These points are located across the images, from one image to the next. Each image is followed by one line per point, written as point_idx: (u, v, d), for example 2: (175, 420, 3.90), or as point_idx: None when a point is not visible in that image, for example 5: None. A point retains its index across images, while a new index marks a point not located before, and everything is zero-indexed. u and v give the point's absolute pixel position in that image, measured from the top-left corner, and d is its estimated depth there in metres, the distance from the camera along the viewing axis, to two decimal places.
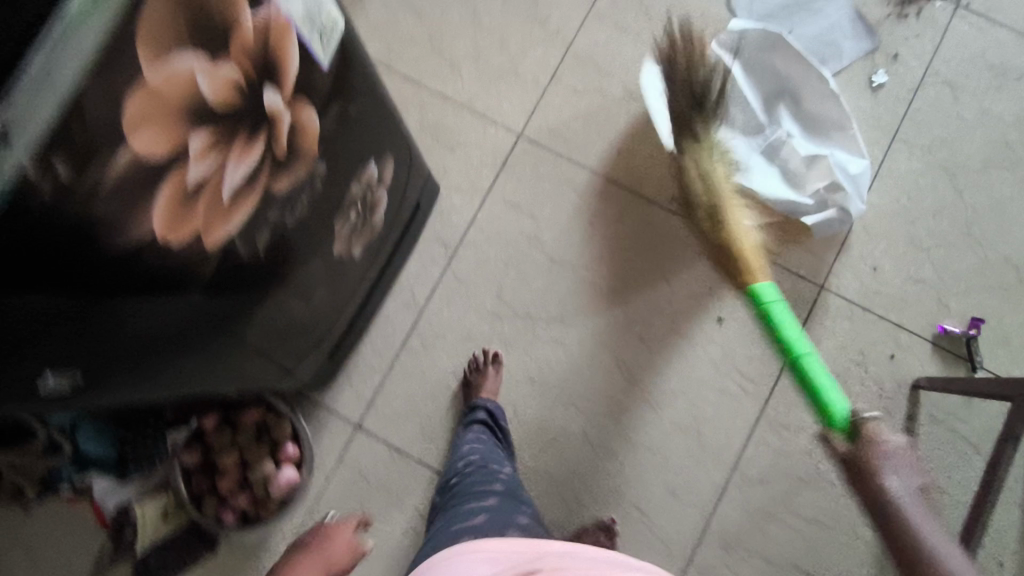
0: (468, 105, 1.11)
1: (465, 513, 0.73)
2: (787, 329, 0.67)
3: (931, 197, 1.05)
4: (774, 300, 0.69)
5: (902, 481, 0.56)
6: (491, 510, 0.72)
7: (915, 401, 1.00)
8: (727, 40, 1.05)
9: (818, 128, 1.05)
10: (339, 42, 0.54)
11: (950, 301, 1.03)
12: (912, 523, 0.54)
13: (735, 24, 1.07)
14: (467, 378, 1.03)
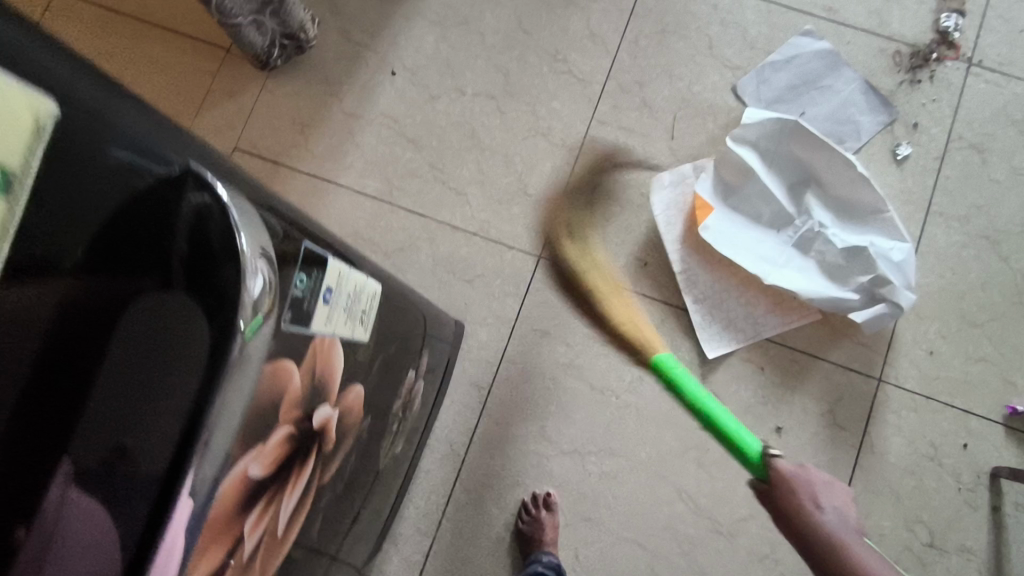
0: (479, 233, 1.05)
1: None
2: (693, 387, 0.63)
3: (976, 269, 1.01)
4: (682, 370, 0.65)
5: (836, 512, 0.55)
6: None
7: (996, 491, 0.95)
8: (741, 134, 1.01)
9: (851, 214, 0.99)
10: (375, 304, 0.49)
11: (1015, 377, 0.98)
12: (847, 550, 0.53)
13: (749, 113, 1.02)
14: (529, 518, 0.96)
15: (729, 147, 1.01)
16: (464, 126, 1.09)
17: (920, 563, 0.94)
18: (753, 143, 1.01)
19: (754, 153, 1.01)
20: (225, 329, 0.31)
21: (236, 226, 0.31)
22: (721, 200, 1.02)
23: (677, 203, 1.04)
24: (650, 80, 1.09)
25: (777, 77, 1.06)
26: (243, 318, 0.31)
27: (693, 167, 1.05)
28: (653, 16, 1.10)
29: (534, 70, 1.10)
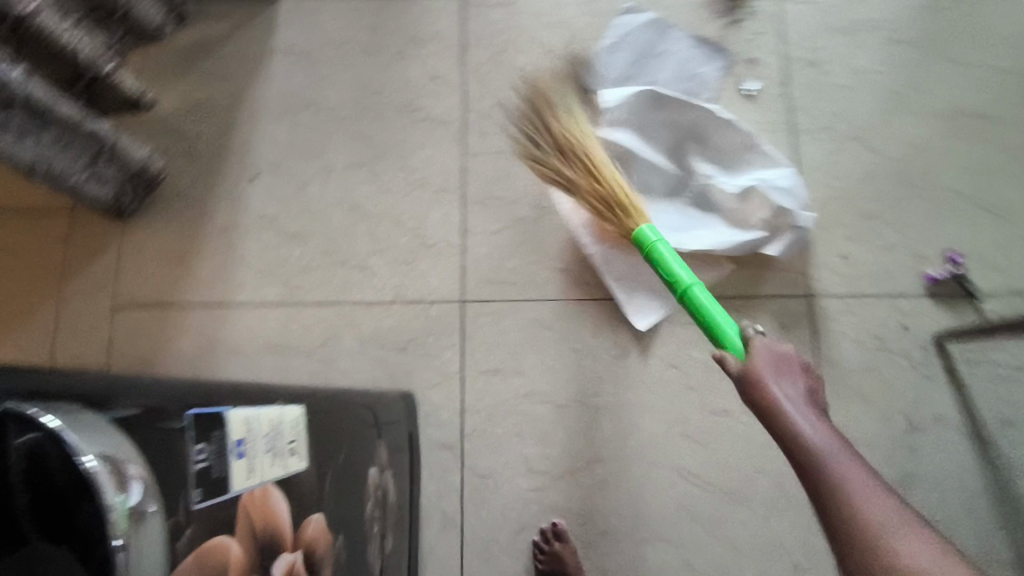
0: (397, 299, 1.03)
1: None
2: (677, 270, 0.77)
3: (851, 168, 1.07)
4: (658, 240, 0.81)
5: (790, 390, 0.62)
6: None
7: (947, 356, 1.01)
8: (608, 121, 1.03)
9: (730, 155, 1.04)
10: (304, 422, 0.48)
11: (922, 250, 1.04)
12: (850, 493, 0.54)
13: (608, 96, 1.03)
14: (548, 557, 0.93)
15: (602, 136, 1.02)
16: (345, 203, 1.07)
17: (907, 447, 0.98)
18: (622, 124, 1.03)
19: (626, 133, 1.03)
20: (99, 564, 0.27)
21: (73, 447, 0.28)
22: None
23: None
24: (504, 100, 1.10)
25: (617, 58, 1.10)
26: (116, 537, 0.28)
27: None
28: (485, 40, 1.13)
29: (393, 127, 1.10)
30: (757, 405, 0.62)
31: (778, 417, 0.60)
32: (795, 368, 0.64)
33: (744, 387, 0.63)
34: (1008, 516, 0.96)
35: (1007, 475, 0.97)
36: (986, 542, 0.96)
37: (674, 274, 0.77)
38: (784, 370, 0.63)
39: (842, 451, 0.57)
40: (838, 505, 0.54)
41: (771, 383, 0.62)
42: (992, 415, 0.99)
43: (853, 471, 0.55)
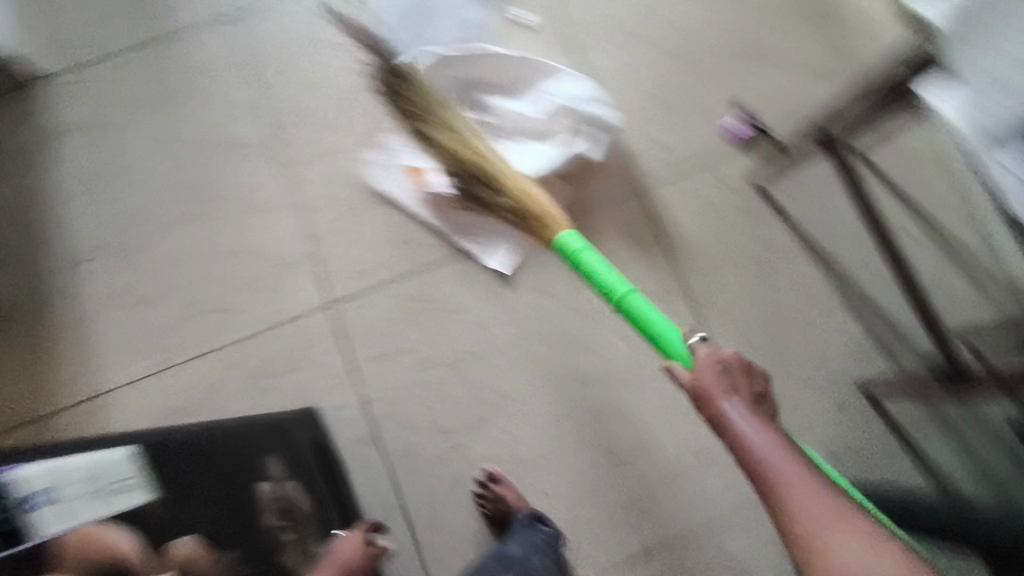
0: (266, 326, 1.04)
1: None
2: (605, 278, 0.80)
3: (636, 60, 1.14)
4: (582, 248, 0.83)
5: (740, 411, 0.61)
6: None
7: (770, 197, 1.09)
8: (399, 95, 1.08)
9: (524, 83, 1.09)
10: (124, 461, 0.63)
11: (722, 110, 1.12)
12: (790, 492, 0.53)
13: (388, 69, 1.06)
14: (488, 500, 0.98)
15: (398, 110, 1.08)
16: (183, 254, 1.07)
17: (764, 287, 1.07)
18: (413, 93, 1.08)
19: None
20: None
21: None
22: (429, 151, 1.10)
23: (399, 175, 1.09)
24: (304, 104, 1.12)
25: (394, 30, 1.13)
26: None
27: (388, 142, 1.11)
28: (266, 54, 1.14)
29: (206, 165, 1.10)
30: (709, 416, 0.63)
31: (731, 434, 0.60)
32: (738, 374, 0.64)
33: (698, 402, 0.64)
34: (866, 316, 1.05)
35: (855, 279, 1.06)
36: (855, 342, 1.05)
37: (606, 283, 0.80)
38: (732, 383, 0.63)
39: (798, 470, 0.55)
40: (783, 509, 0.53)
41: (724, 400, 0.62)
42: (825, 233, 1.08)
43: (781, 469, 0.55)
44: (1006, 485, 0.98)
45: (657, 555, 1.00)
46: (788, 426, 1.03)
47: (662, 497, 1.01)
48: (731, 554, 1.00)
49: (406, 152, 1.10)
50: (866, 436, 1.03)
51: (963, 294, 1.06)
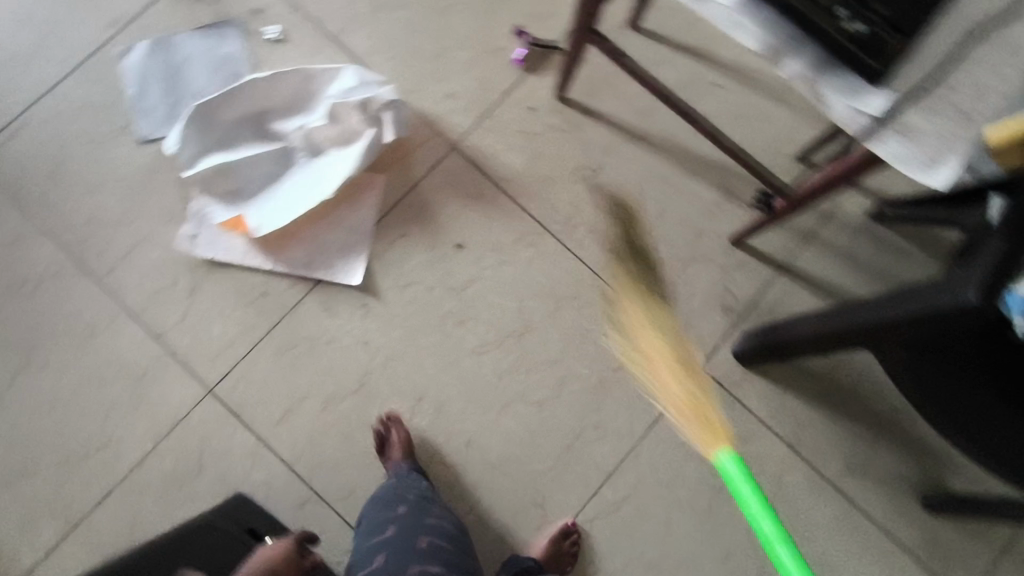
0: (158, 439, 0.99)
1: (367, 549, 0.82)
2: None
3: (398, 30, 1.12)
4: None
5: None
6: (387, 547, 0.80)
7: (574, 103, 1.10)
8: (188, 161, 1.04)
9: (302, 96, 1.08)
10: None
11: (496, 42, 1.12)
12: None
13: (167, 143, 1.04)
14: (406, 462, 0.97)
15: (193, 174, 1.04)
16: (40, 409, 0.99)
17: (605, 185, 1.09)
18: (201, 152, 1.05)
19: (211, 154, 1.05)
20: None
21: None
22: (241, 198, 1.06)
23: (221, 233, 1.05)
24: (92, 209, 1.05)
25: (153, 98, 1.09)
26: None
27: (195, 206, 1.05)
28: (28, 176, 1.05)
29: (19, 314, 1.02)
30: None
31: None
32: None
33: None
34: (703, 172, 1.09)
35: (679, 143, 1.10)
36: (704, 198, 1.09)
37: None
38: None
39: None
40: None
41: None
42: (636, 113, 1.11)
43: None
44: (878, 263, 1.06)
45: (619, 469, 1.01)
46: (682, 300, 1.06)
47: (601, 415, 1.03)
48: (683, 436, 1.03)
49: (217, 209, 1.05)
50: (752, 275, 1.06)
51: (776, 112, 1.11)
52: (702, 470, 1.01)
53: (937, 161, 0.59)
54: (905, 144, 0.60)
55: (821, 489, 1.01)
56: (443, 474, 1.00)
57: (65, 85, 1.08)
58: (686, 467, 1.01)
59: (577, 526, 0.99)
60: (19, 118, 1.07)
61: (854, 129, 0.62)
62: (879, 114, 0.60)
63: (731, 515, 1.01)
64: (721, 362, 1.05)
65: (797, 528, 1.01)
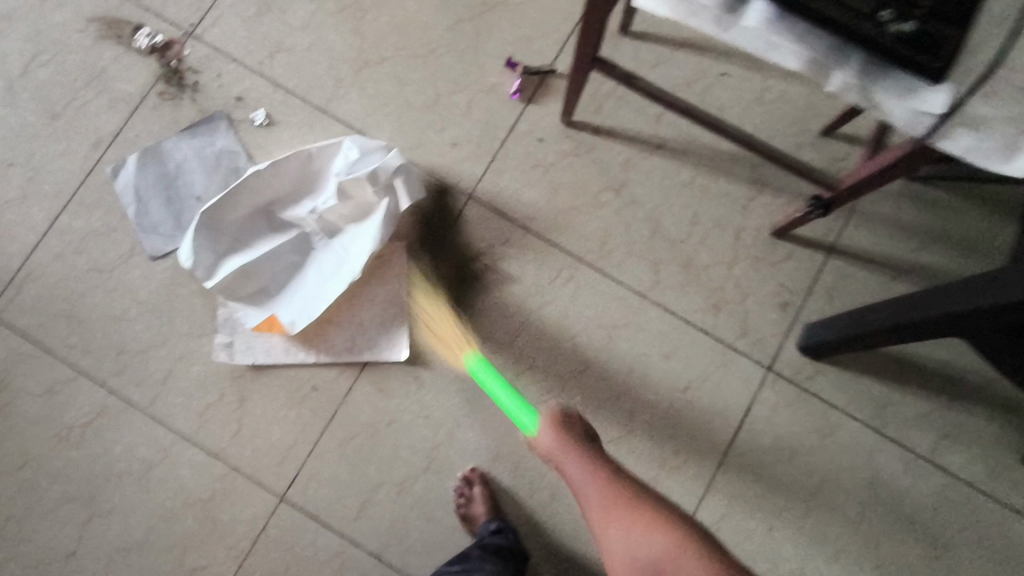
0: (243, 558, 0.97)
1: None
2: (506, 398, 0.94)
3: (387, 87, 1.08)
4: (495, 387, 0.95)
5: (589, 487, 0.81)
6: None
7: (582, 125, 1.06)
8: (205, 272, 0.99)
9: (307, 177, 1.02)
10: None
11: (489, 79, 1.08)
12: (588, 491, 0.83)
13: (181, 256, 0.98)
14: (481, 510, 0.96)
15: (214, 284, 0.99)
16: (117, 554, 0.97)
17: (632, 202, 1.05)
18: (216, 259, 0.99)
19: (227, 259, 1.00)
20: None
21: None
22: (266, 297, 1.02)
23: (254, 336, 1.02)
24: (121, 339, 1.02)
25: (157, 210, 1.05)
26: None
27: (223, 317, 1.02)
28: (48, 319, 1.02)
29: (71, 463, 0.98)
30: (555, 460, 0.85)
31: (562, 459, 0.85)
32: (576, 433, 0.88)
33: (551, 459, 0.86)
34: (727, 169, 1.06)
35: (697, 143, 1.06)
36: (735, 194, 1.05)
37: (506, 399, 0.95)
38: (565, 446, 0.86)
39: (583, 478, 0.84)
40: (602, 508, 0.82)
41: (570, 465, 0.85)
42: (648, 122, 1.06)
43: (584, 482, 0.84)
44: (924, 224, 1.03)
45: (709, 490, 0.99)
46: (735, 303, 1.03)
47: (679, 439, 1.00)
48: (766, 441, 1.00)
49: (246, 312, 1.02)
50: (800, 264, 1.03)
51: (790, 90, 1.06)
52: (790, 472, 0.99)
53: (1014, 147, 0.55)
54: (975, 137, 0.55)
55: (917, 467, 1.00)
56: (534, 533, 0.98)
57: (65, 219, 1.04)
58: (774, 473, 1.00)
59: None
60: (26, 262, 1.03)
61: (918, 131, 0.57)
62: (941, 111, 0.55)
63: (830, 510, 0.99)
64: (787, 358, 1.02)
65: (903, 512, 0.99)
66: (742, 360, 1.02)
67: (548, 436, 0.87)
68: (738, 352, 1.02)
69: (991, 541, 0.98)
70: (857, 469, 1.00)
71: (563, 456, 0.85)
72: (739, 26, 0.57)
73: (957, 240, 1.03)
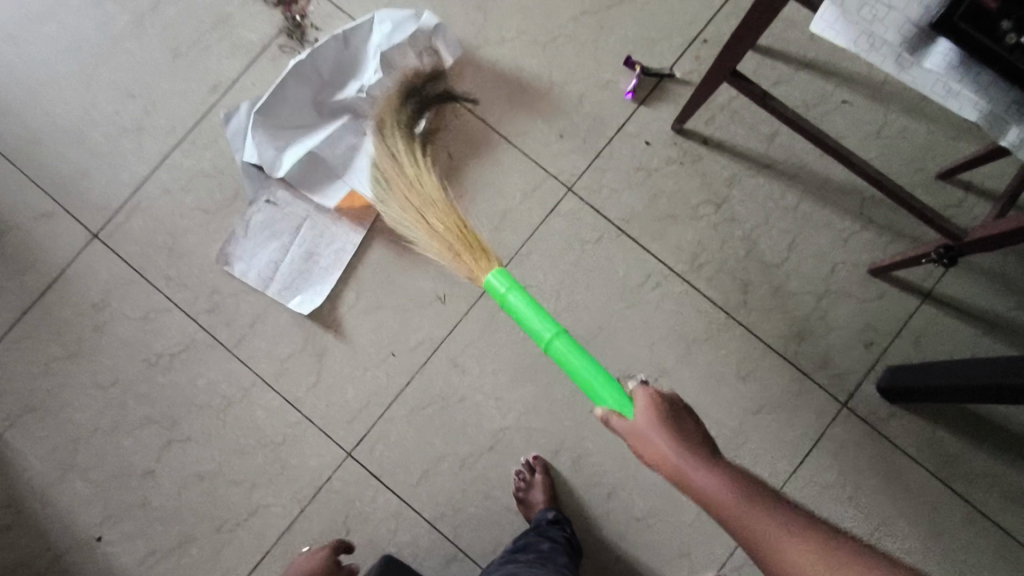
0: (305, 504, 1.01)
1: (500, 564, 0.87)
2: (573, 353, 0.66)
3: (502, 69, 1.09)
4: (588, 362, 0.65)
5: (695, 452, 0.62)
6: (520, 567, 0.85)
7: (692, 134, 1.06)
8: (271, 165, 1.04)
9: (355, 65, 1.07)
10: None
11: (605, 77, 1.08)
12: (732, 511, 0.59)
13: (248, 153, 1.05)
14: (536, 491, 0.97)
15: (284, 174, 1.04)
16: (189, 481, 1.01)
17: (730, 218, 1.05)
18: (280, 152, 1.04)
19: (290, 150, 1.05)
20: None
21: None
22: (335, 179, 1.06)
23: (308, 257, 1.06)
24: (217, 280, 1.05)
25: (257, 135, 1.04)
26: None
27: (297, 228, 1.06)
28: (152, 250, 1.06)
29: (157, 390, 1.03)
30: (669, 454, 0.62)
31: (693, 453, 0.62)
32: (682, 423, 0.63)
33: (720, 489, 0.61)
34: (833, 199, 1.04)
35: (806, 168, 1.05)
36: (836, 226, 1.04)
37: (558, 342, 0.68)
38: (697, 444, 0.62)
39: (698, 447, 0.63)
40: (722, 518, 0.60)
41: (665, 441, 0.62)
42: (758, 141, 1.06)
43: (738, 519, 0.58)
44: None
45: None
46: (820, 336, 1.02)
47: (742, 459, 1.00)
48: (830, 476, 1.00)
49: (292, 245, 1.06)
50: (893, 306, 1.02)
51: (910, 128, 1.04)
52: (849, 511, 0.99)
53: None
54: None
55: (980, 526, 0.98)
56: (586, 527, 1.00)
57: (178, 155, 1.08)
58: (832, 509, 1.00)
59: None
60: (137, 191, 1.07)
61: None
62: None
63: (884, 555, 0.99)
64: (864, 399, 1.01)
65: (957, 569, 0.98)
66: (817, 392, 1.01)
67: (658, 443, 0.61)
68: (815, 385, 1.01)
69: None
70: (918, 518, 0.99)
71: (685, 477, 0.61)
72: (919, 67, 0.56)
73: None
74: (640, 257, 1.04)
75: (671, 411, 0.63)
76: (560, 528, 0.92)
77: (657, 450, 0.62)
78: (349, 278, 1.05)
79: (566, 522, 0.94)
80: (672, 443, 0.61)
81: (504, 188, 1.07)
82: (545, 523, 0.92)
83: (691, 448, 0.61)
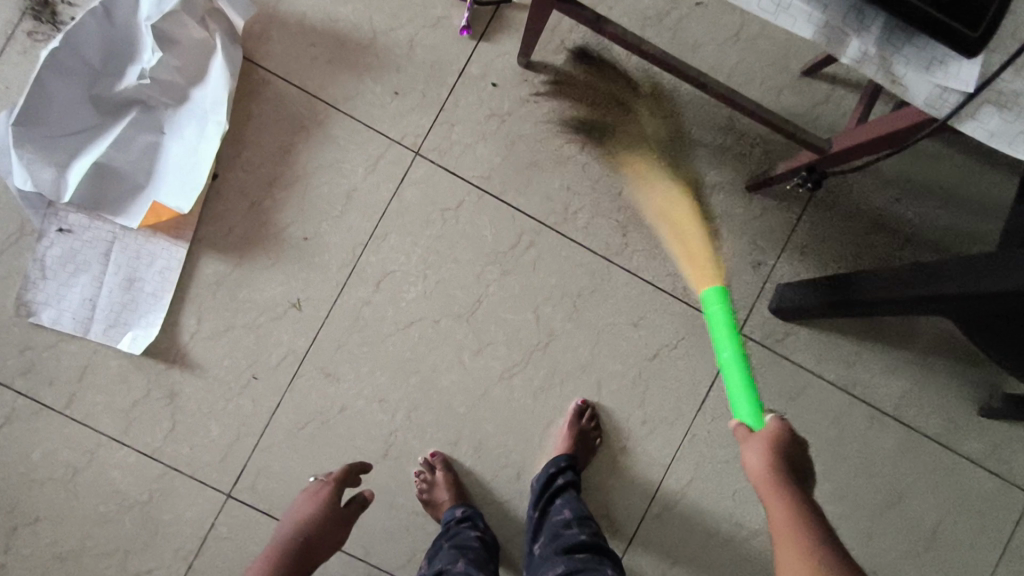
0: (191, 559, 0.90)
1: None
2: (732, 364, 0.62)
3: (312, 24, 0.92)
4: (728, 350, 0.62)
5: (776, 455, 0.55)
6: None
7: (542, 67, 0.94)
8: (52, 189, 0.86)
9: (129, 45, 0.88)
10: None
11: (434, 15, 0.93)
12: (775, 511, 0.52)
13: (16, 175, 0.85)
14: (440, 488, 0.91)
15: (72, 198, 0.86)
16: (52, 565, 0.89)
17: (597, 156, 0.95)
18: (60, 169, 0.86)
19: (72, 165, 0.87)
20: None
21: None
22: (136, 191, 0.89)
23: (129, 286, 0.90)
24: (24, 335, 0.89)
25: (23, 153, 0.84)
26: None
27: (107, 254, 0.90)
28: None
29: None
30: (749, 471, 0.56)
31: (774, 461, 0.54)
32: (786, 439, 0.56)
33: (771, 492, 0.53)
34: (701, 116, 0.96)
35: (670, 86, 0.96)
36: (709, 145, 0.96)
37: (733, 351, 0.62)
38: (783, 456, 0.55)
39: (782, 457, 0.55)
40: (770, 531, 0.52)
41: (753, 446, 0.56)
42: (615, 63, 0.95)
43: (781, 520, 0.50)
44: (903, 172, 0.97)
45: (678, 457, 0.96)
46: None
47: (648, 408, 0.96)
48: None
49: (106, 277, 0.90)
50: (775, 221, 0.97)
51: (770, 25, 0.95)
52: None
53: None
54: (1002, 117, 0.49)
55: (880, 423, 0.99)
56: (501, 511, 0.94)
57: None
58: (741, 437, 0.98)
59: (589, 401, 0.95)
60: None
61: (943, 111, 0.49)
62: (972, 89, 0.47)
63: None
64: (759, 321, 0.98)
65: (864, 467, 0.99)
66: None
67: (759, 452, 0.55)
68: (708, 317, 0.97)
69: (944, 491, 1.00)
70: (823, 428, 0.99)
71: (765, 489, 0.53)
72: None
73: (937, 188, 0.98)
74: (507, 216, 0.94)
75: (791, 446, 0.56)
76: (475, 529, 0.86)
77: (748, 454, 0.56)
78: (182, 302, 0.91)
79: (479, 517, 0.89)
80: (772, 455, 0.54)
81: (342, 165, 0.92)
82: (462, 525, 0.86)
83: (788, 470, 0.54)
